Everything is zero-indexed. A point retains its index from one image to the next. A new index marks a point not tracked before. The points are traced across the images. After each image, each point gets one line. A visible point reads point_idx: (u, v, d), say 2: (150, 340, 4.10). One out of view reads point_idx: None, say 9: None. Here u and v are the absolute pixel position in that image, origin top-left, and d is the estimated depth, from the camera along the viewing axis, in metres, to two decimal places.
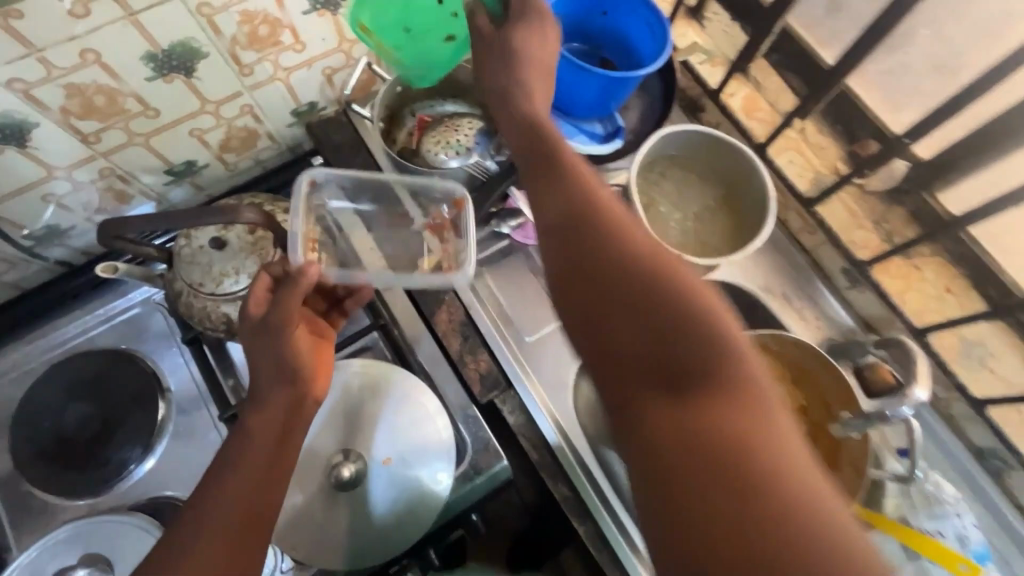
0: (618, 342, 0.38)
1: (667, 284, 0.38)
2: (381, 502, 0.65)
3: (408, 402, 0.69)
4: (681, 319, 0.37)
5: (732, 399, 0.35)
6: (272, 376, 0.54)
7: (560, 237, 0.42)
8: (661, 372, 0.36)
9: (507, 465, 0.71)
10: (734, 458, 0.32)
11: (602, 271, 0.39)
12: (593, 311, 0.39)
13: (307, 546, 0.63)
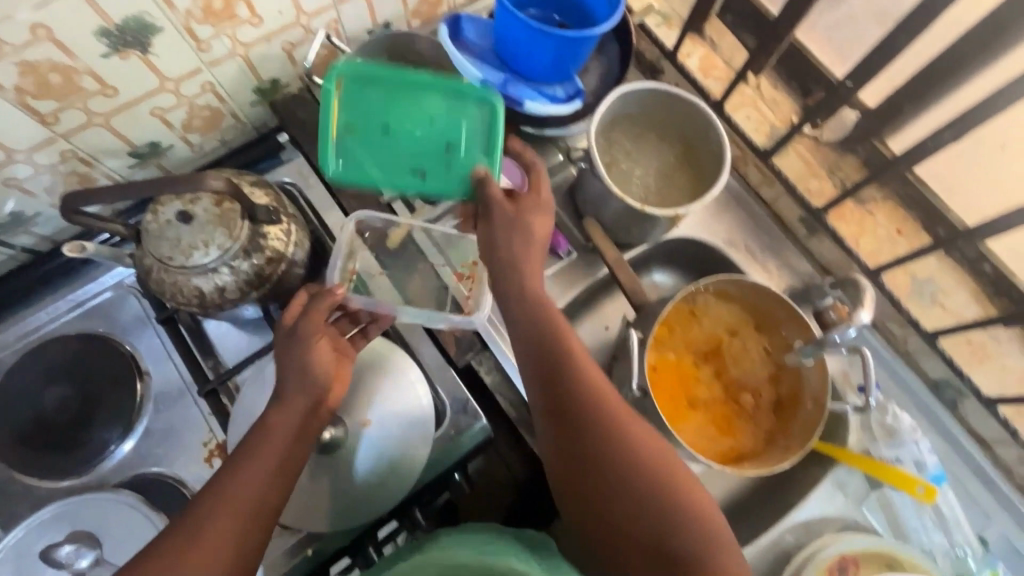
0: (605, 490, 0.53)
1: (656, 506, 0.51)
2: (363, 464, 0.67)
3: (389, 369, 0.70)
4: (624, 452, 0.53)
5: (707, 555, 0.50)
6: (296, 378, 0.58)
7: (567, 441, 0.55)
8: (660, 556, 0.50)
9: (486, 425, 0.72)
10: (675, 530, 0.51)
11: (606, 480, 0.52)
12: (602, 506, 0.53)
13: (296, 510, 0.66)
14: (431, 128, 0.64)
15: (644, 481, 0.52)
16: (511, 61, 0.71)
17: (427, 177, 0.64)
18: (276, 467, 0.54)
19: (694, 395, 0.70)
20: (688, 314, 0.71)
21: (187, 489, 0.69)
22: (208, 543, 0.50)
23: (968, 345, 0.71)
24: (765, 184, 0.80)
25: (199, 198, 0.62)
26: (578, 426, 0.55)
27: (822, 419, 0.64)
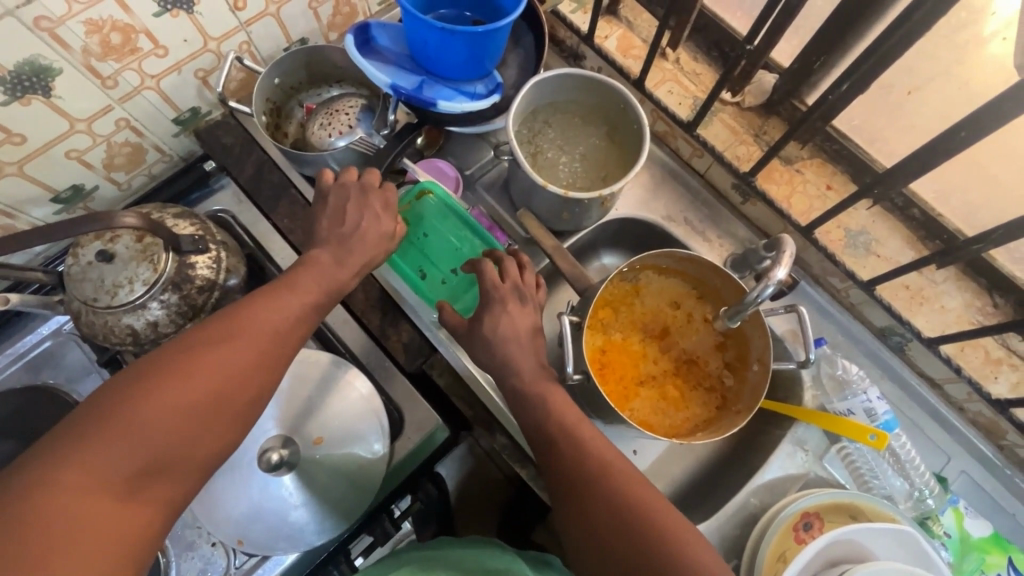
0: (572, 485, 0.55)
1: (611, 486, 0.53)
2: (321, 480, 0.66)
3: (338, 383, 0.69)
4: (578, 452, 0.56)
5: (656, 527, 0.50)
6: (310, 287, 0.56)
7: (541, 445, 0.59)
8: (619, 531, 0.50)
9: (443, 425, 0.72)
10: (642, 539, 0.49)
11: (570, 474, 0.55)
12: (572, 496, 0.54)
13: (257, 537, 0.65)
14: (448, 258, 0.73)
15: (626, 516, 0.51)
16: (425, 62, 0.71)
17: (429, 277, 0.73)
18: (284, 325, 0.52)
19: (641, 372, 0.70)
20: (630, 291, 0.72)
21: None
22: (221, 356, 0.47)
23: (906, 290, 0.71)
24: (696, 155, 0.80)
25: (119, 235, 0.62)
26: (569, 490, 0.55)
27: (767, 379, 0.64)
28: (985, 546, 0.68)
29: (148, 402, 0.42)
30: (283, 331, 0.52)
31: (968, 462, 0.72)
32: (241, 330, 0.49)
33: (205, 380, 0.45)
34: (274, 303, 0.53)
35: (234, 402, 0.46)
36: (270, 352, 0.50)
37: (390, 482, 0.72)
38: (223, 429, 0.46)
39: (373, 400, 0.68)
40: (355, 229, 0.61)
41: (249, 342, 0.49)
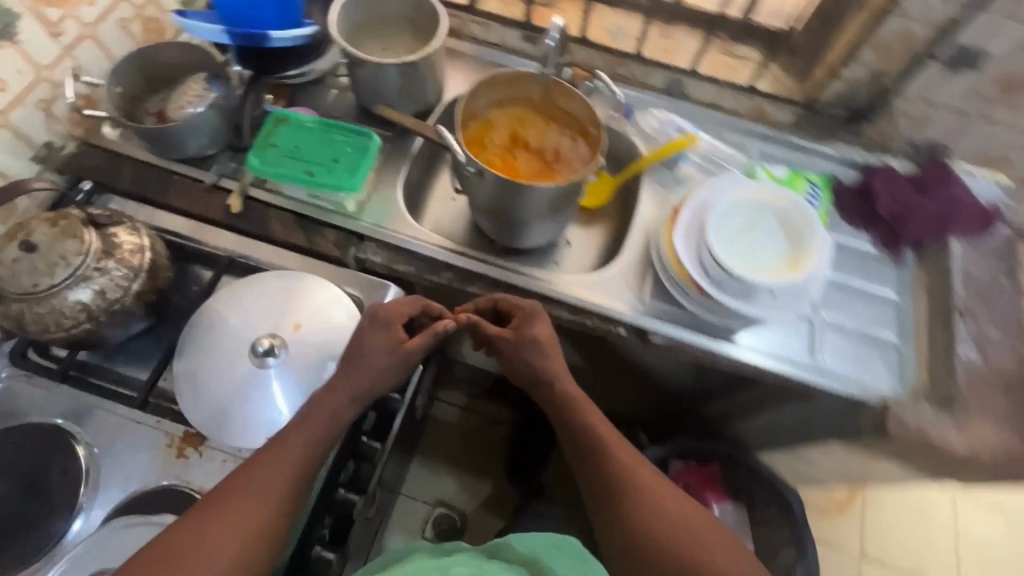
0: (616, 500, 0.67)
1: (637, 495, 0.66)
2: (307, 369, 0.73)
3: (301, 289, 0.78)
4: (618, 471, 0.69)
5: (688, 532, 0.63)
6: (319, 427, 0.66)
7: (589, 464, 0.71)
8: (659, 538, 0.63)
9: (395, 287, 0.83)
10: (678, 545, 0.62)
11: (613, 489, 0.68)
12: (614, 510, 0.67)
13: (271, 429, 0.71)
14: (325, 152, 0.82)
15: (657, 520, 0.64)
16: (244, 22, 0.84)
17: (315, 173, 0.81)
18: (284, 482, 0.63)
19: (521, 172, 0.90)
20: (485, 125, 0.91)
21: (185, 487, 0.70)
22: (234, 505, 0.60)
23: (661, 51, 0.99)
24: (486, 29, 1.02)
25: (33, 228, 0.66)
26: (609, 496, 0.68)
27: (601, 128, 0.84)
28: (794, 179, 0.93)
29: (180, 554, 0.56)
30: (281, 467, 0.63)
31: (760, 142, 0.98)
32: (251, 477, 0.62)
33: (219, 525, 0.58)
34: (284, 445, 0.65)
35: (239, 551, 0.58)
36: (268, 496, 0.61)
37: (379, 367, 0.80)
38: (225, 559, 0.57)
39: (338, 297, 0.78)
40: (369, 352, 0.71)
41: (263, 491, 0.61)
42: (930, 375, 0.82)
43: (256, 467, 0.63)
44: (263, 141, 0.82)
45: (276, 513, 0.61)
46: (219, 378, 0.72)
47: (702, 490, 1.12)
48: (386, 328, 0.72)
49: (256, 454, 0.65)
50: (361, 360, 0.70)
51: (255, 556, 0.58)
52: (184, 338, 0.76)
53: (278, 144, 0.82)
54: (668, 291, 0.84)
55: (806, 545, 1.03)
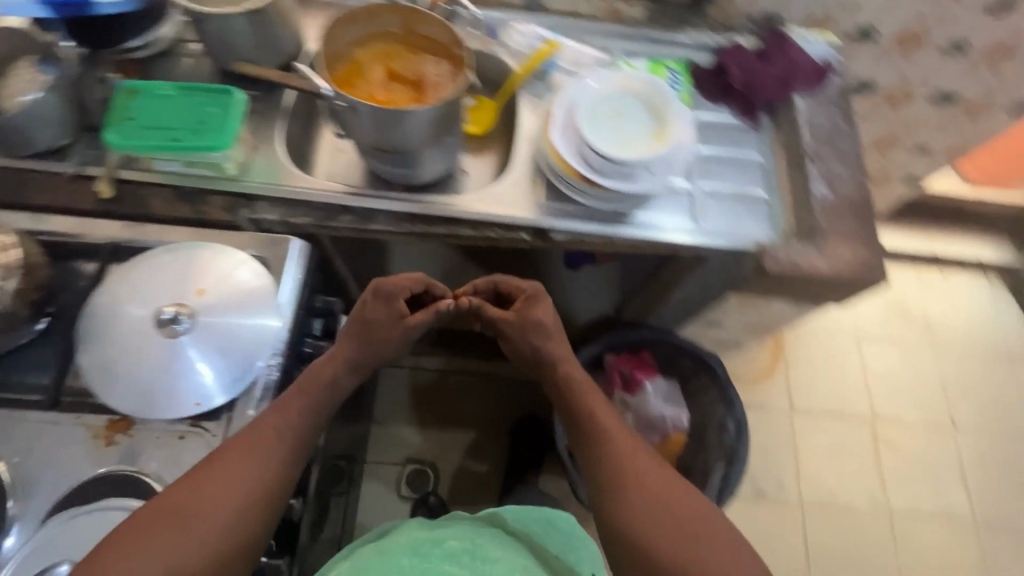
0: (614, 480, 0.74)
1: (629, 478, 0.73)
2: (224, 331, 0.74)
3: (201, 257, 0.78)
4: (614, 455, 0.76)
5: (676, 510, 0.70)
6: (300, 414, 0.73)
7: (591, 447, 0.79)
8: (649, 512, 0.70)
9: (299, 240, 0.84)
10: (665, 518, 0.69)
11: (613, 471, 0.75)
12: (611, 486, 0.74)
13: (200, 394, 0.72)
14: (186, 115, 0.79)
15: (650, 499, 0.71)
16: None
17: (180, 138, 0.78)
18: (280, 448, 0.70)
19: (398, 102, 0.89)
20: (352, 66, 0.91)
21: (125, 469, 0.69)
22: (235, 467, 0.67)
23: None
24: None
25: None
26: (607, 477, 0.75)
27: (461, 45, 0.88)
28: (655, 68, 0.99)
29: (192, 506, 0.64)
30: (276, 431, 0.70)
31: (619, 40, 1.03)
32: (251, 441, 0.69)
33: (223, 483, 0.66)
34: (281, 411, 0.72)
35: (241, 508, 0.65)
36: (265, 460, 0.68)
37: (301, 318, 0.82)
38: (229, 513, 0.65)
39: (242, 259, 0.78)
40: (377, 333, 0.83)
41: (262, 457, 0.68)
42: (795, 215, 0.93)
43: (255, 432, 0.70)
44: (118, 117, 0.79)
45: (273, 478, 0.68)
46: (131, 359, 0.71)
47: (635, 373, 1.22)
48: (394, 306, 0.84)
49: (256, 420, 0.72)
50: (377, 342, 0.83)
51: (256, 514, 0.66)
52: (81, 330, 0.73)
53: (135, 117, 0.79)
54: (559, 191, 0.90)
55: (732, 396, 1.16)
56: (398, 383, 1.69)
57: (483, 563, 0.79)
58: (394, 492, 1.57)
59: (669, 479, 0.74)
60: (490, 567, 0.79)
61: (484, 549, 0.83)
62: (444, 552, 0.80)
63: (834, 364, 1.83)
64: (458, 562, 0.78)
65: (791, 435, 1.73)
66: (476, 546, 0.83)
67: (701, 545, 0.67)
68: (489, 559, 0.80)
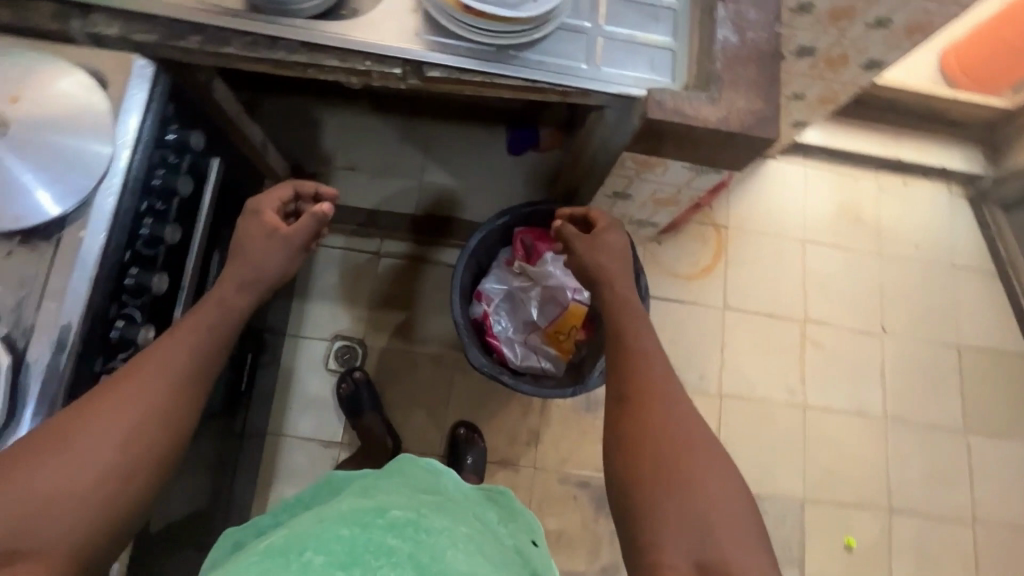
0: (643, 403, 0.74)
1: (659, 407, 0.73)
2: (52, 143, 0.70)
3: (26, 70, 0.72)
4: (650, 381, 0.76)
5: (698, 456, 0.68)
6: (198, 339, 0.73)
7: (627, 370, 0.79)
8: (672, 450, 0.69)
9: (142, 59, 0.76)
10: (684, 457, 0.68)
11: (644, 393, 0.75)
12: (639, 411, 0.73)
13: (23, 208, 0.68)
14: None
15: (675, 438, 0.70)
16: None
17: None
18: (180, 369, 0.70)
19: None
20: None
21: None
22: (130, 392, 0.66)
23: None
24: None
25: None
26: (632, 397, 0.75)
27: None
28: None
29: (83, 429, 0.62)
30: (175, 352, 0.71)
31: None
32: (143, 368, 0.68)
33: (117, 408, 0.64)
34: (178, 335, 0.73)
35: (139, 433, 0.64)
36: (165, 381, 0.68)
37: (152, 148, 0.77)
38: (130, 435, 0.63)
39: (71, 75, 0.73)
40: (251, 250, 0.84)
41: (162, 378, 0.68)
42: (697, 64, 0.86)
43: (154, 357, 0.70)
44: None
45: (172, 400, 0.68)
46: None
47: (536, 245, 1.23)
48: (261, 210, 0.88)
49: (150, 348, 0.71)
50: (248, 254, 0.84)
51: (155, 437, 0.65)
52: None
53: None
54: (437, 23, 0.82)
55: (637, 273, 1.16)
56: (330, 261, 1.66)
57: (428, 535, 0.71)
58: (322, 365, 1.61)
59: (701, 428, 0.72)
60: (434, 538, 0.71)
61: (430, 519, 0.75)
62: (388, 524, 0.72)
63: (777, 268, 1.82)
64: (402, 535, 0.70)
65: (721, 332, 1.75)
66: (418, 518, 0.74)
67: (706, 494, 0.66)
68: (434, 530, 0.73)
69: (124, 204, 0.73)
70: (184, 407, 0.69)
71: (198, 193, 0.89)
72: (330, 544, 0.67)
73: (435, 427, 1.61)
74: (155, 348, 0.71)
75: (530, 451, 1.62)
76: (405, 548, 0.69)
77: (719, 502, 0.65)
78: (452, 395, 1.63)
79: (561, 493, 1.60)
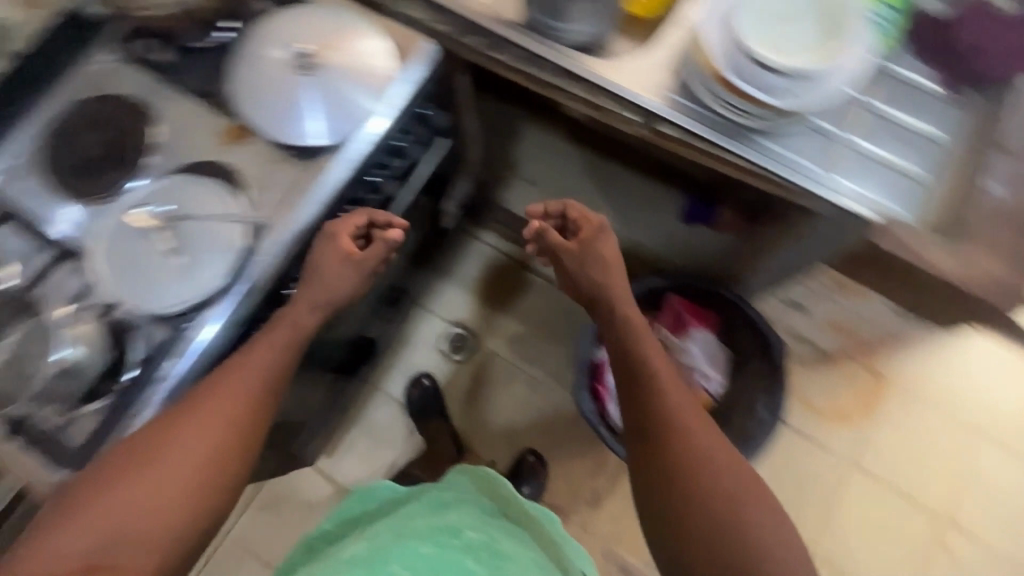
0: (663, 435, 0.82)
1: (675, 438, 0.81)
2: (346, 88, 0.83)
3: (347, 24, 0.86)
4: (667, 412, 0.83)
5: (717, 480, 0.78)
6: (263, 362, 0.78)
7: (644, 406, 0.85)
8: (694, 479, 0.78)
9: (433, 43, 0.88)
10: (706, 481, 0.78)
11: (661, 426, 0.82)
12: (658, 443, 0.82)
13: (305, 132, 0.82)
14: None
15: (695, 465, 0.79)
16: None
17: None
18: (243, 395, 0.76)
19: None
20: None
21: (229, 167, 0.84)
22: (194, 428, 0.73)
23: None
24: None
25: None
26: (652, 432, 0.83)
27: None
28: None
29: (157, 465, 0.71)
30: (239, 380, 0.76)
31: None
32: (203, 401, 0.74)
33: (184, 446, 0.72)
34: (238, 363, 0.77)
35: (209, 463, 0.73)
36: (230, 407, 0.75)
37: (408, 116, 0.89)
38: (201, 466, 0.73)
39: (378, 39, 0.86)
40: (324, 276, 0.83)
41: (225, 406, 0.75)
42: (942, 215, 0.82)
43: (217, 386, 0.75)
44: None
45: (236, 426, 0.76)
46: (265, 86, 0.83)
47: (689, 322, 1.20)
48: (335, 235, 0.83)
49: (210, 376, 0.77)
50: (321, 280, 0.83)
51: (221, 460, 0.74)
52: (237, 53, 0.85)
53: None
54: (691, 87, 0.84)
55: None
56: (481, 253, 1.74)
57: (502, 561, 0.83)
58: (433, 344, 1.69)
59: (715, 452, 0.81)
60: (508, 565, 0.82)
61: (501, 544, 0.86)
62: (464, 544, 0.84)
63: (932, 450, 1.55)
64: (478, 557, 0.82)
65: (837, 491, 1.53)
66: (491, 541, 0.86)
67: (731, 513, 0.76)
68: (507, 556, 0.84)
69: (373, 152, 0.86)
70: (251, 426, 0.77)
71: (420, 156, 1.00)
72: (413, 561, 0.79)
73: (507, 445, 1.63)
74: (223, 371, 0.77)
75: (588, 512, 1.57)
76: (482, 570, 0.81)
77: (742, 518, 0.76)
78: (534, 422, 1.64)
79: (600, 567, 1.54)
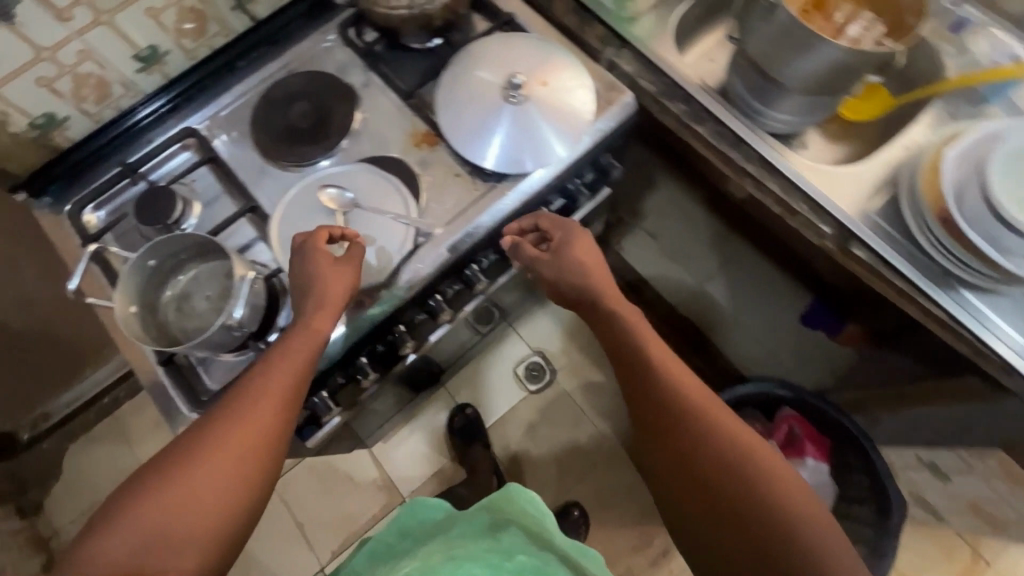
0: (668, 427, 0.70)
1: (683, 425, 0.69)
2: (541, 125, 0.82)
3: (559, 63, 0.85)
4: (669, 396, 0.71)
5: (743, 477, 0.64)
6: (305, 359, 0.70)
7: (649, 403, 0.73)
8: (714, 480, 0.66)
9: (632, 101, 0.86)
10: (731, 478, 0.64)
11: (665, 419, 0.71)
12: (665, 437, 0.71)
13: (488, 155, 0.83)
14: None
15: (715, 461, 0.66)
16: None
17: None
18: (284, 393, 0.68)
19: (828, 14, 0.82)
20: None
21: (413, 169, 0.86)
22: (224, 433, 0.64)
23: None
24: None
25: None
26: (661, 430, 0.71)
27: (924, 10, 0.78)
28: None
29: (180, 478, 0.61)
30: (279, 376, 0.68)
31: None
32: (239, 402, 0.67)
33: (211, 454, 0.63)
34: (276, 358, 0.69)
35: (235, 477, 0.63)
36: (271, 405, 0.67)
37: (586, 162, 0.88)
38: (229, 481, 0.62)
39: (585, 84, 0.85)
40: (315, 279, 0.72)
41: (259, 404, 0.66)
42: None
43: (257, 385, 0.68)
44: None
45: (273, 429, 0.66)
46: (466, 101, 0.84)
47: (804, 444, 1.12)
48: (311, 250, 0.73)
49: (249, 374, 0.69)
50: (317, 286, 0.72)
51: (252, 473, 0.64)
52: (449, 63, 0.87)
53: None
54: (900, 216, 0.78)
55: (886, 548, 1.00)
56: None
57: None
58: (511, 365, 1.68)
59: (732, 434, 0.67)
60: None
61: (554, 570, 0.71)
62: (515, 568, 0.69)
63: None
64: None
65: None
66: (542, 566, 0.71)
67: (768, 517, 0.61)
68: None
69: (545, 189, 0.86)
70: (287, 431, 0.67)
71: (582, 203, 0.98)
72: None
73: (556, 490, 1.59)
74: (262, 365, 0.70)
75: None
76: None
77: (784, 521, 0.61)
78: (588, 475, 1.59)
79: None
